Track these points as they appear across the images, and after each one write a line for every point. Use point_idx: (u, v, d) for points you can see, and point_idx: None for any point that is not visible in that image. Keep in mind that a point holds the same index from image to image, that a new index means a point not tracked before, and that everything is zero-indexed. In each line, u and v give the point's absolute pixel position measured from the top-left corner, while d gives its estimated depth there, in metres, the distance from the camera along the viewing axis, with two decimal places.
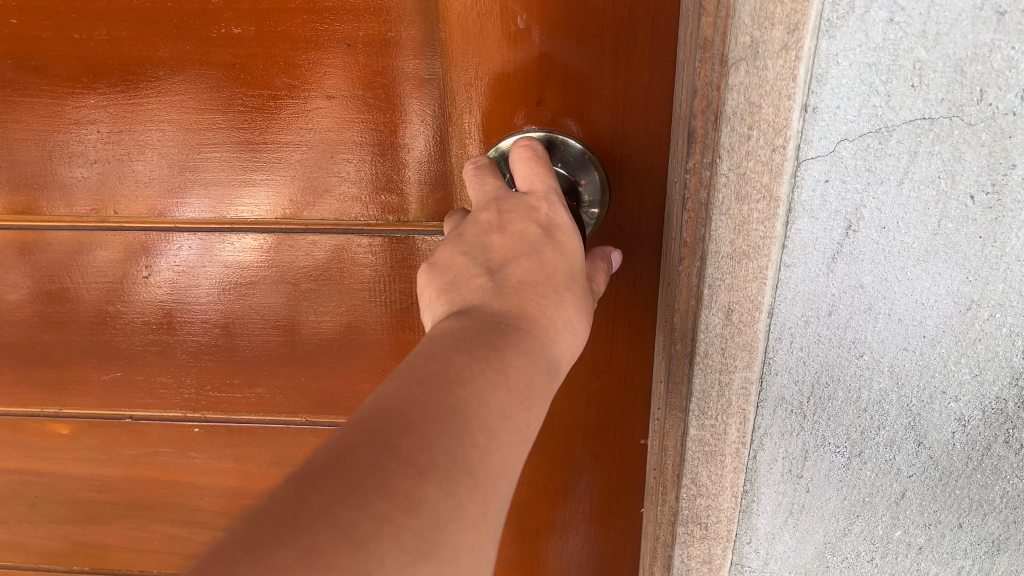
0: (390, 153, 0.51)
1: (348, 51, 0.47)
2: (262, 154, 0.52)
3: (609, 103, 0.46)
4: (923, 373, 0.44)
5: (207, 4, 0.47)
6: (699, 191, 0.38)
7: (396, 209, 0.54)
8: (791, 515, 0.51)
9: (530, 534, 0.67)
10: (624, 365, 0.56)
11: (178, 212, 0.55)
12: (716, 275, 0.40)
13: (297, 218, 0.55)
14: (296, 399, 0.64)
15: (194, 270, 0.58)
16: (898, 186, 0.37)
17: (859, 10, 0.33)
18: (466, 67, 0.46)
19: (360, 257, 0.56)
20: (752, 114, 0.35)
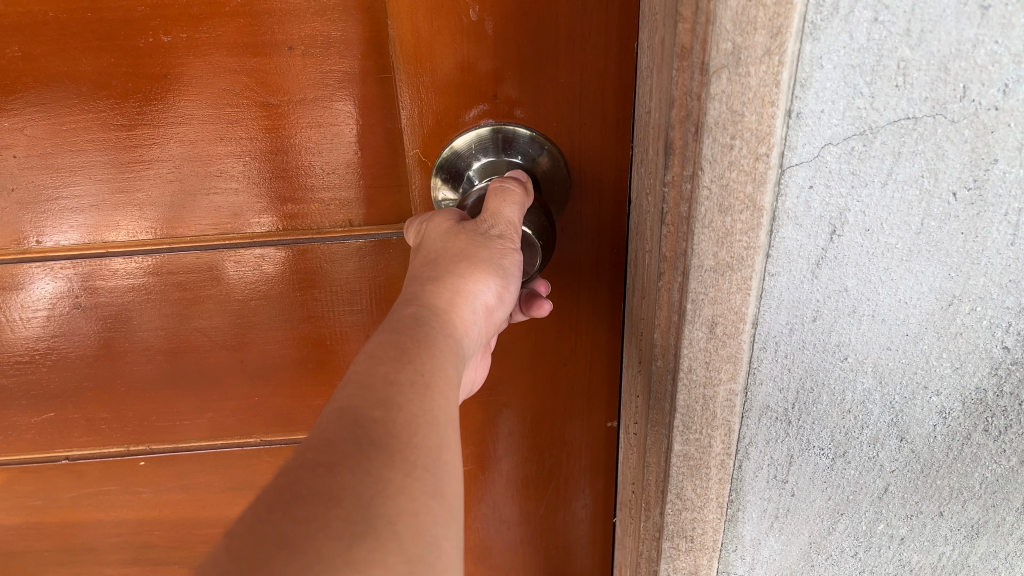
0: (337, 158, 0.48)
1: (290, 54, 0.44)
2: (198, 169, 0.48)
3: (566, 95, 0.44)
4: (905, 371, 0.43)
5: (132, 12, 0.43)
6: (680, 205, 0.36)
7: (346, 216, 0.50)
8: (776, 520, 0.50)
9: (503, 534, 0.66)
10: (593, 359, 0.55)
11: (108, 236, 0.51)
12: (699, 289, 0.38)
13: (241, 234, 0.51)
14: (250, 420, 0.60)
15: (126, 298, 0.54)
16: (882, 188, 0.36)
17: (843, 11, 0.31)
18: (417, 65, 0.43)
19: (311, 268, 0.53)
20: (734, 123, 0.33)
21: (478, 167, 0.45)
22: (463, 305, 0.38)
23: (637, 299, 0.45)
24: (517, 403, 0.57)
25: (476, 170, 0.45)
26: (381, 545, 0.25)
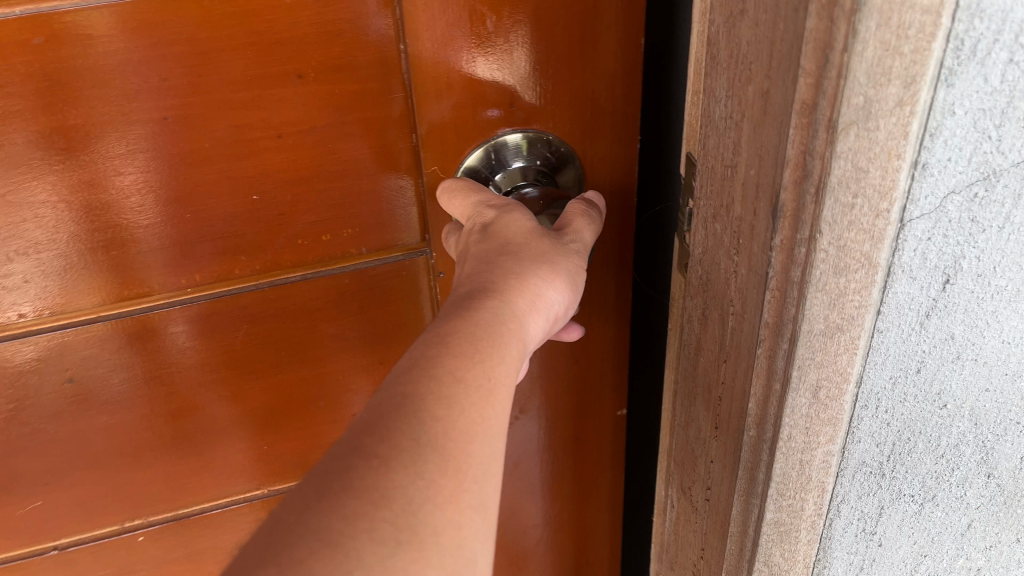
0: (350, 185, 0.45)
1: (299, 83, 0.41)
2: (199, 212, 0.44)
3: (578, 93, 0.44)
4: (1000, 410, 0.41)
5: (127, 54, 0.39)
6: (789, 270, 0.33)
7: (358, 243, 0.47)
8: (861, 571, 0.47)
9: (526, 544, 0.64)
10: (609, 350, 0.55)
11: (101, 299, 0.46)
12: (806, 355, 0.35)
13: (248, 278, 0.47)
14: (262, 470, 0.56)
15: (122, 364, 0.48)
16: (999, 231, 0.33)
17: (981, 53, 0.29)
18: (433, 77, 0.42)
19: (324, 302, 0.49)
20: (857, 181, 0.30)
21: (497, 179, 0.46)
22: (536, 306, 0.38)
23: (703, 336, 0.42)
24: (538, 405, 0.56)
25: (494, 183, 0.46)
26: (421, 556, 0.27)
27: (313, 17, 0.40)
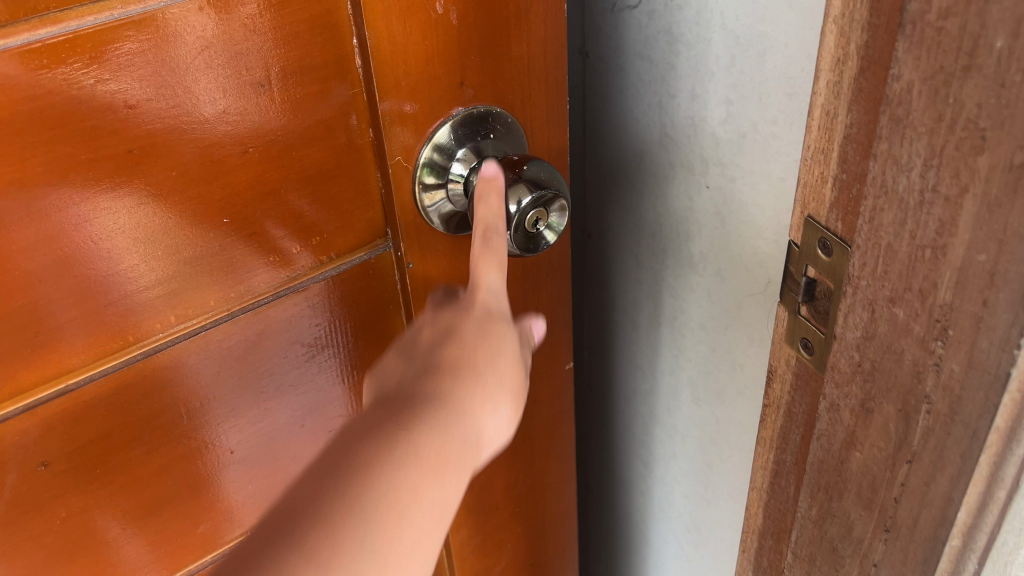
0: (317, 188, 0.42)
1: (261, 89, 0.38)
2: (168, 243, 0.39)
3: (522, 59, 0.45)
4: None
5: (78, 85, 0.34)
6: None
7: (328, 249, 0.45)
8: None
9: (496, 510, 0.63)
10: (550, 301, 0.57)
11: (71, 367, 0.40)
12: None
13: (223, 310, 0.43)
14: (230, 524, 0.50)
15: (99, 436, 0.42)
16: None
17: None
18: (398, 67, 0.41)
19: (296, 323, 0.46)
20: None
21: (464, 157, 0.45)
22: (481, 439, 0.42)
23: (851, 416, 0.36)
24: None
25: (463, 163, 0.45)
26: None
27: (273, 16, 0.37)
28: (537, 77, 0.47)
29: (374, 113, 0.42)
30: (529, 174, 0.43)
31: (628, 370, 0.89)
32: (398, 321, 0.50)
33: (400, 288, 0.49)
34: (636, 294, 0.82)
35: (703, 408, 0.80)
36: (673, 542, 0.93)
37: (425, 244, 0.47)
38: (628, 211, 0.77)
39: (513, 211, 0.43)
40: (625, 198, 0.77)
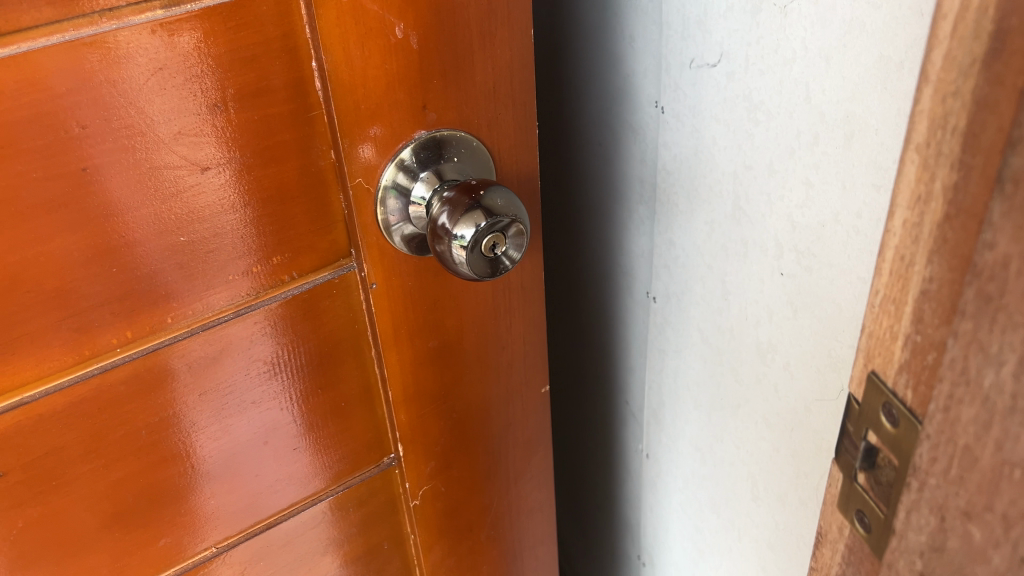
0: (278, 218, 0.50)
1: (218, 113, 0.45)
2: (131, 251, 0.46)
3: (479, 87, 0.52)
4: None
5: (59, 110, 0.41)
6: None
7: (288, 269, 0.52)
8: None
9: (466, 526, 0.71)
10: (522, 327, 0.64)
11: (52, 361, 0.47)
12: None
13: (182, 326, 0.50)
14: (215, 518, 0.58)
15: (57, 448, 0.49)
16: None
17: None
18: (355, 93, 0.47)
19: (258, 329, 0.53)
20: None
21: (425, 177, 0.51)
22: None
23: None
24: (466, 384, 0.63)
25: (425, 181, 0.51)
26: None
27: (225, 45, 0.44)
28: (493, 109, 0.53)
29: (333, 135, 0.48)
30: (486, 201, 0.46)
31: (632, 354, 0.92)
32: (370, 344, 0.58)
33: (366, 309, 0.56)
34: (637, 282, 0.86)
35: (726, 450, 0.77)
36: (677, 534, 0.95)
37: (391, 270, 0.54)
38: (623, 203, 0.82)
39: (469, 234, 0.46)
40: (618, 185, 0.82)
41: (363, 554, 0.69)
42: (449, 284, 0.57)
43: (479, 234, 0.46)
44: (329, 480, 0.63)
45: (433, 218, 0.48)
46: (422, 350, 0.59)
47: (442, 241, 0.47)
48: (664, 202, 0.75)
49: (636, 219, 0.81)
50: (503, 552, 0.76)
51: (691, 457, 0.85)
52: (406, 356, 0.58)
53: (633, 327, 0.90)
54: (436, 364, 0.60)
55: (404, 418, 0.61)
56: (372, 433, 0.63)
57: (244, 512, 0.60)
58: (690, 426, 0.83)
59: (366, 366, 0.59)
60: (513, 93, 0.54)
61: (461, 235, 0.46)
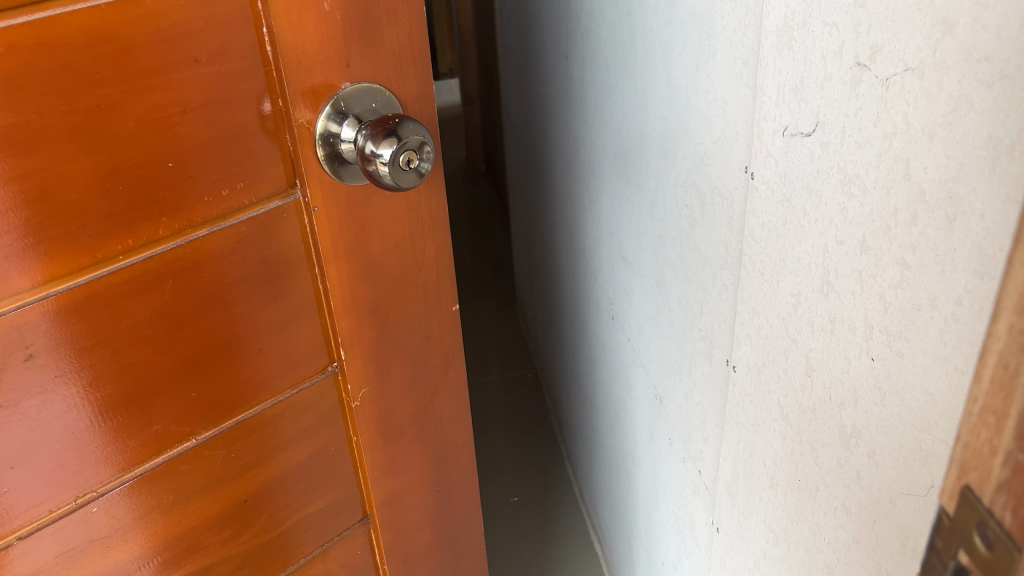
0: (241, 150, 0.63)
1: (196, 65, 0.58)
2: (134, 172, 0.58)
3: (388, 49, 0.66)
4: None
5: (80, 56, 0.53)
6: None
7: (248, 195, 0.65)
8: None
9: (398, 431, 0.85)
10: (435, 252, 0.78)
11: (78, 262, 0.59)
12: None
13: (171, 240, 0.62)
14: (196, 413, 0.70)
15: (76, 333, 0.60)
16: None
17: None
18: (295, 49, 0.61)
19: (229, 246, 0.66)
20: None
21: (348, 120, 0.65)
22: None
23: None
24: (397, 301, 0.77)
25: (349, 121, 0.65)
26: None
27: (200, 13, 0.57)
28: (402, 66, 0.68)
29: (281, 85, 0.62)
30: (399, 128, 0.61)
31: (692, 357, 0.94)
32: (312, 260, 0.71)
33: (309, 230, 0.69)
34: (693, 278, 0.89)
35: (778, 493, 0.76)
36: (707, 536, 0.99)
37: (326, 196, 0.68)
38: (688, 199, 0.87)
39: (391, 153, 0.61)
40: (683, 177, 0.87)
41: (315, 454, 0.81)
42: (372, 210, 0.71)
43: (398, 151, 0.62)
44: (286, 383, 0.75)
45: (360, 146, 0.63)
46: (355, 264, 0.72)
47: (371, 162, 0.62)
48: (753, 270, 0.73)
49: (693, 218, 0.86)
50: (429, 457, 0.89)
51: (763, 536, 0.81)
52: (343, 271, 0.72)
53: (687, 320, 0.94)
54: (367, 279, 0.74)
55: (342, 325, 0.75)
56: (319, 343, 0.75)
57: (221, 406, 0.71)
58: (762, 505, 0.80)
59: (313, 282, 0.72)
60: (416, 57, 0.68)
61: (383, 154, 0.61)
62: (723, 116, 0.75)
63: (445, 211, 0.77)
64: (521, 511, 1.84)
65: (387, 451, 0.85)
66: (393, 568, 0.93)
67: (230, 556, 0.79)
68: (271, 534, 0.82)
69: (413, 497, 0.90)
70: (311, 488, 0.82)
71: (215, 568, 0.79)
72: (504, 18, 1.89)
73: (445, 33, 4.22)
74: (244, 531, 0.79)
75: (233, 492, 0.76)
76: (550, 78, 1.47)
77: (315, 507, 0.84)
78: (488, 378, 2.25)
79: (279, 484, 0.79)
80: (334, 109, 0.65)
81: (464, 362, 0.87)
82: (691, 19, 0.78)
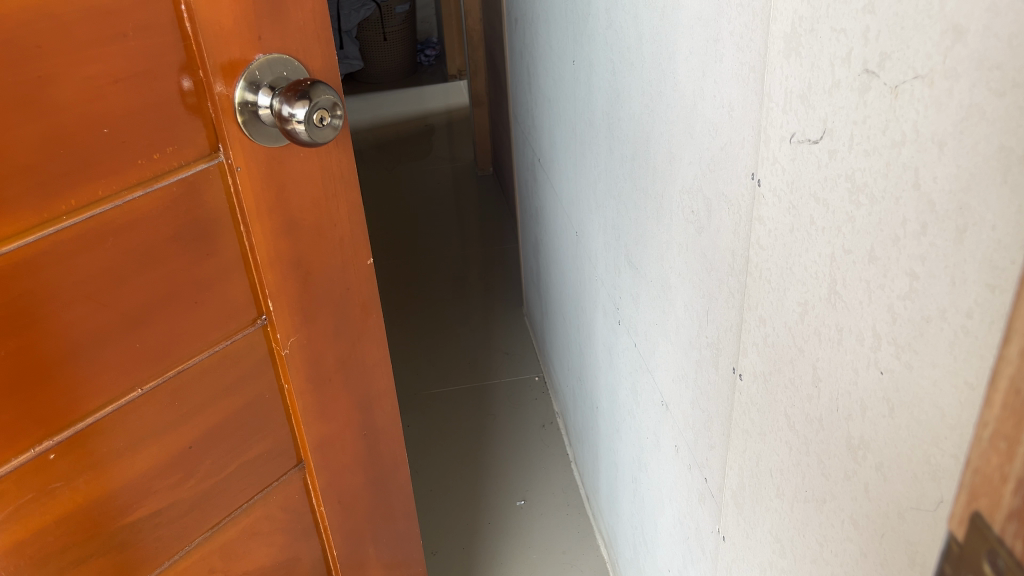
0: (170, 120, 0.76)
1: (124, 40, 0.71)
2: (79, 139, 0.70)
3: (293, 24, 0.81)
4: None
5: (31, 32, 0.65)
6: None
7: (175, 159, 0.78)
8: None
9: (328, 371, 1.00)
10: (347, 212, 0.95)
11: (35, 225, 0.70)
12: None
13: (108, 200, 0.74)
14: (139, 358, 0.81)
15: (34, 289, 0.71)
16: None
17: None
18: (212, 26, 0.74)
19: (161, 202, 0.78)
20: None
21: (262, 88, 0.79)
22: None
23: None
24: (318, 256, 0.93)
25: (263, 89, 0.79)
26: None
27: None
28: (305, 39, 0.82)
29: (201, 59, 0.75)
30: (312, 92, 0.78)
31: (698, 362, 0.93)
32: (237, 220, 0.85)
33: (232, 188, 0.83)
34: (697, 282, 0.89)
35: (785, 503, 0.75)
36: (711, 542, 0.99)
37: (247, 159, 0.81)
38: (693, 203, 0.86)
39: (306, 112, 0.78)
40: (688, 182, 0.86)
41: (249, 403, 0.94)
42: (289, 173, 0.86)
43: (310, 110, 0.78)
44: (217, 335, 0.88)
45: (276, 109, 0.79)
46: (277, 224, 0.87)
47: (288, 122, 0.79)
48: (759, 278, 0.72)
49: (698, 222, 0.86)
50: (354, 399, 1.06)
51: (768, 547, 0.80)
52: (266, 229, 0.86)
53: (693, 326, 0.93)
54: (289, 236, 0.89)
55: (270, 279, 0.89)
56: (247, 297, 0.89)
57: (159, 353, 0.83)
58: (769, 515, 0.79)
59: (239, 239, 0.86)
60: (317, 31, 0.83)
61: (299, 115, 0.78)
62: (729, 121, 0.74)
63: (352, 172, 0.93)
64: (530, 513, 1.83)
65: (318, 389, 1.00)
66: (328, 509, 1.09)
67: (178, 502, 0.91)
68: (213, 481, 0.94)
69: (342, 441, 1.06)
70: (250, 435, 0.96)
71: (166, 513, 0.90)
72: (511, 21, 1.88)
73: (455, 34, 4.21)
74: (187, 475, 0.91)
75: (178, 438, 0.88)
76: (556, 81, 1.46)
77: (251, 455, 0.97)
78: (495, 382, 2.24)
79: (217, 432, 0.92)
80: (249, 81, 0.78)
81: (379, 310, 1.05)
82: (698, 24, 0.78)
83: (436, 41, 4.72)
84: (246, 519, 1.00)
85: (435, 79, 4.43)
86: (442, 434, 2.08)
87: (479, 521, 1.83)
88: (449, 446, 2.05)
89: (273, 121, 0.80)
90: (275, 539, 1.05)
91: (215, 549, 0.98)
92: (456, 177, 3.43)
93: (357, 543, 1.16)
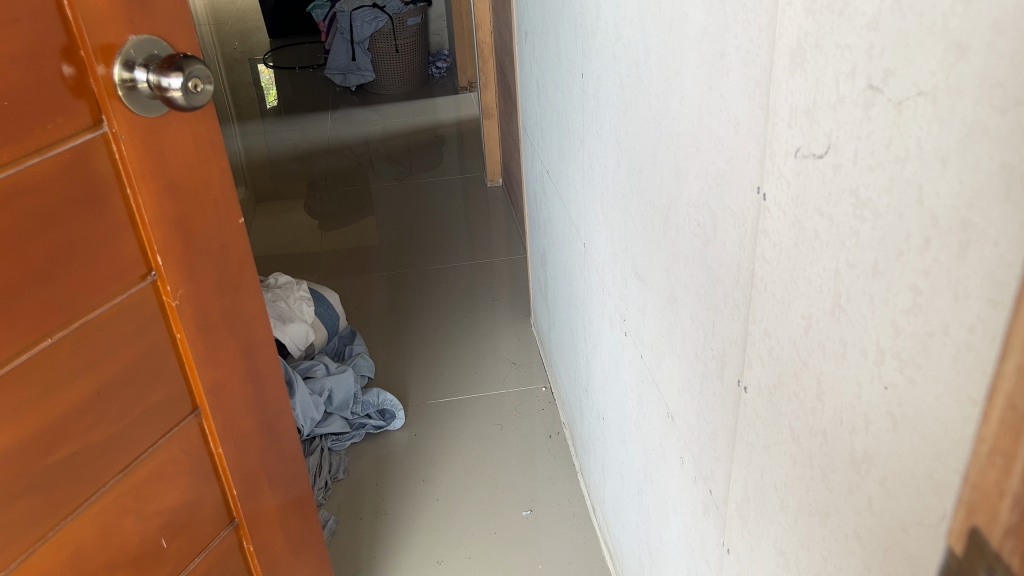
0: (58, 96, 0.82)
1: (18, 24, 0.77)
2: None
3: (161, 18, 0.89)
4: None
5: None
6: None
7: (67, 129, 0.84)
8: None
9: (214, 324, 1.06)
10: (217, 173, 1.02)
11: None
12: None
13: (13, 167, 0.79)
14: (49, 311, 0.86)
15: None
16: None
17: None
18: (91, 12, 0.82)
19: (55, 173, 0.84)
20: None
21: (138, 65, 0.87)
22: None
23: None
24: (194, 212, 1.00)
25: (139, 65, 0.87)
26: None
27: None
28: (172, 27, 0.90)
29: (83, 39, 0.82)
30: (185, 65, 0.88)
31: (704, 372, 0.93)
32: (123, 184, 0.91)
33: (117, 156, 0.89)
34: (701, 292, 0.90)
35: (787, 515, 0.75)
36: (716, 554, 0.98)
37: (128, 126, 0.88)
38: (700, 217, 0.86)
39: (182, 83, 0.88)
40: (694, 195, 0.87)
41: (148, 353, 0.99)
42: (164, 138, 0.93)
43: (186, 80, 0.88)
44: (115, 291, 0.93)
45: (155, 82, 0.88)
46: (157, 184, 0.94)
47: (166, 91, 0.88)
48: (765, 291, 0.72)
49: (704, 232, 0.86)
50: (240, 348, 1.12)
51: (773, 560, 0.80)
52: (148, 188, 0.93)
53: (699, 338, 0.93)
54: (168, 195, 0.96)
55: (156, 235, 0.95)
56: (137, 254, 0.95)
57: (65, 307, 0.88)
58: (774, 527, 0.79)
59: (126, 202, 0.92)
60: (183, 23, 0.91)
61: (177, 86, 0.88)
62: (735, 136, 0.75)
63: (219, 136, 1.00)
64: (537, 522, 1.82)
65: (207, 339, 1.06)
66: (226, 450, 1.13)
67: (89, 446, 0.95)
68: (124, 438, 0.99)
69: (233, 387, 1.12)
70: (152, 391, 1.01)
71: (81, 457, 0.94)
72: (523, 36, 1.89)
73: (466, 47, 4.23)
74: (99, 429, 0.95)
75: (87, 385, 0.92)
76: (565, 94, 1.46)
77: (156, 406, 1.02)
78: (502, 392, 2.24)
79: (121, 380, 0.97)
80: (126, 59, 0.86)
81: (252, 265, 1.12)
82: (705, 40, 0.78)
83: (448, 54, 4.74)
84: (152, 463, 1.04)
85: (447, 91, 4.44)
86: (443, 442, 2.09)
87: (487, 527, 1.84)
88: (438, 452, 2.07)
89: (152, 92, 0.88)
90: (181, 481, 1.08)
91: (128, 491, 1.01)
92: (467, 187, 3.44)
93: (253, 487, 1.21)
